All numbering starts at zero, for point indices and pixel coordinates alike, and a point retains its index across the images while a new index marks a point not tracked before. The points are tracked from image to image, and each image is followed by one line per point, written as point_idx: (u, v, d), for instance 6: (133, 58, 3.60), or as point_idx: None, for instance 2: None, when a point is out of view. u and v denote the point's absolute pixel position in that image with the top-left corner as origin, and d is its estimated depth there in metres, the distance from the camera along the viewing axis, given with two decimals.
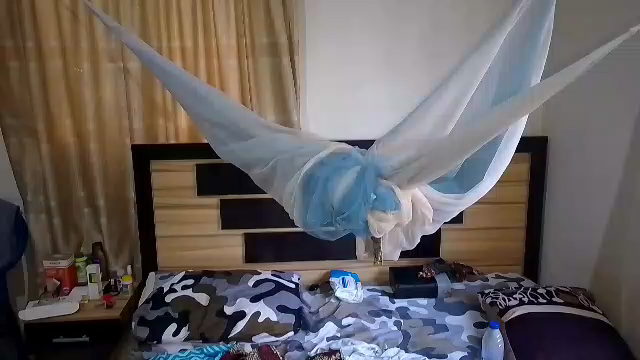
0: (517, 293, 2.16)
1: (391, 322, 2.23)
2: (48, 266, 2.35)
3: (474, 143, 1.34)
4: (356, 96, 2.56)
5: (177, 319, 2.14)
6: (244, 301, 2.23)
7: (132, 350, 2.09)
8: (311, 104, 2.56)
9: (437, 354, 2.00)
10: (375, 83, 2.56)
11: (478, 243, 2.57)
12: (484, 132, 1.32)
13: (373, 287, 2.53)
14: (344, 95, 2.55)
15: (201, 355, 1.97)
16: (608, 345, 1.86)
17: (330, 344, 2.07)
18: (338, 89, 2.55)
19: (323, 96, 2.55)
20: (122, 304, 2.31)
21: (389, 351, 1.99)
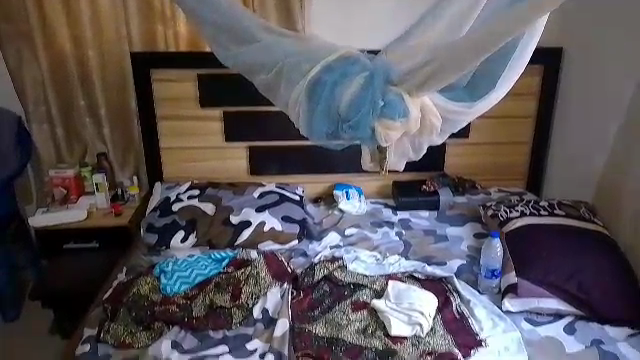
0: (519, 205, 2.20)
1: (393, 232, 2.29)
2: (54, 175, 2.39)
3: (475, 54, 1.29)
4: (361, 19, 2.45)
5: (184, 227, 2.20)
6: (249, 211, 2.27)
7: (141, 254, 2.15)
8: (316, 26, 2.45)
9: (436, 263, 2.09)
10: (374, 7, 2.43)
11: (483, 158, 2.57)
12: (485, 42, 1.26)
13: (376, 200, 2.57)
14: (350, 13, 2.44)
15: (209, 260, 2.05)
16: (603, 255, 1.91)
17: (334, 252, 2.14)
18: (342, 10, 2.43)
19: (329, 17, 2.44)
20: (129, 213, 2.36)
21: (390, 259, 2.09)
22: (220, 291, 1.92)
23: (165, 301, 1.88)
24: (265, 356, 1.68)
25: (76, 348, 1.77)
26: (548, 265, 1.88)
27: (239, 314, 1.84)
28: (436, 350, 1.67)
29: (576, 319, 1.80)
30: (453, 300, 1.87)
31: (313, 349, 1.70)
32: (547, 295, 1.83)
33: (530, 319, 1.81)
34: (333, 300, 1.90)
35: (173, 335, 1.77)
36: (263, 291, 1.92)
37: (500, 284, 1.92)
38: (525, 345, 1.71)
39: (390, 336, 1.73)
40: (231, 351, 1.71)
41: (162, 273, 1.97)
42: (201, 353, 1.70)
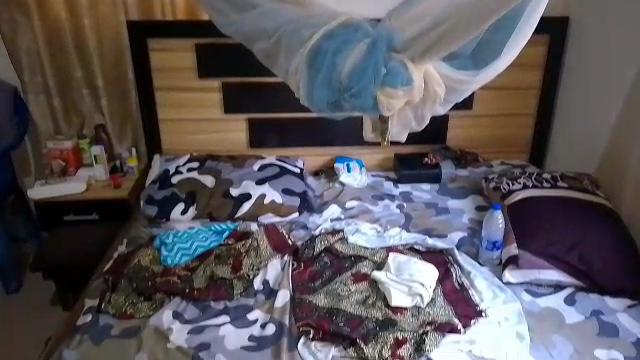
0: (522, 178, 2.18)
1: (394, 205, 2.27)
2: (52, 147, 2.37)
3: (491, 14, 1.28)
4: None
5: (184, 199, 2.18)
6: (249, 184, 2.25)
7: (141, 226, 2.14)
8: None
9: (437, 235, 2.08)
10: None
11: (485, 131, 2.54)
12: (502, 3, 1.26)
13: (377, 173, 2.55)
14: None
15: (209, 232, 2.04)
16: (605, 227, 1.90)
17: (334, 224, 2.14)
18: None
19: None
20: (129, 185, 2.34)
21: (391, 232, 2.09)
22: (220, 263, 1.92)
23: (166, 272, 1.88)
24: (266, 327, 1.70)
25: (77, 318, 1.78)
26: (550, 237, 1.87)
27: (239, 285, 1.85)
28: (436, 321, 1.68)
29: (577, 291, 1.81)
30: (453, 271, 1.87)
31: (313, 319, 1.71)
32: (548, 266, 1.82)
33: (530, 291, 1.82)
34: (333, 272, 1.90)
35: (174, 305, 1.77)
36: (264, 263, 1.92)
37: (501, 256, 1.92)
38: (524, 316, 1.71)
39: (390, 307, 1.74)
40: (232, 322, 1.72)
41: (162, 245, 1.96)
42: (202, 323, 1.71)
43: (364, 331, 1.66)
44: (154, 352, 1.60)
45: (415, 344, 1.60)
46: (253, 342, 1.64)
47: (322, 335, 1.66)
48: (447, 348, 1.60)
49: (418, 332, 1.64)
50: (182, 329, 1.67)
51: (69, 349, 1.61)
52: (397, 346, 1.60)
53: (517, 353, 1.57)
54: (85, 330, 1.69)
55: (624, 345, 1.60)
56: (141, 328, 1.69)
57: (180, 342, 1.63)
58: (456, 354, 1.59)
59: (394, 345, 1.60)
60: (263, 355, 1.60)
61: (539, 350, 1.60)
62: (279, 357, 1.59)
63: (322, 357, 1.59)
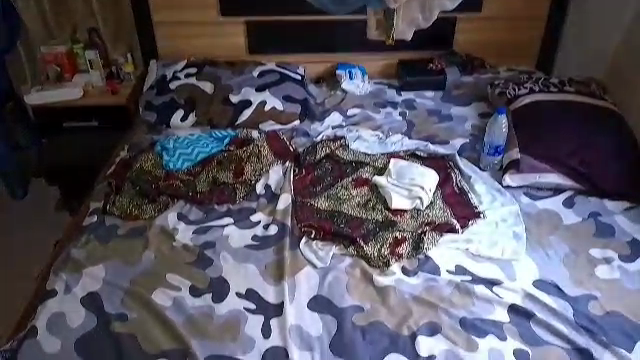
0: (528, 83, 2.15)
1: (397, 113, 2.24)
2: (46, 52, 2.32)
3: None
4: None
5: (183, 106, 2.15)
6: (249, 91, 2.19)
7: (142, 133, 2.13)
8: None
9: (439, 142, 2.07)
10: None
11: (492, 36, 2.44)
12: None
13: (379, 80, 2.48)
14: None
15: (210, 139, 2.03)
16: (610, 132, 1.88)
17: (336, 132, 2.12)
18: None
19: None
20: (126, 91, 2.29)
21: (393, 139, 2.07)
22: (222, 168, 1.93)
23: (168, 176, 1.89)
24: (268, 228, 1.74)
25: (83, 219, 1.82)
26: (552, 142, 1.87)
27: (241, 189, 1.87)
28: (435, 221, 1.72)
29: (576, 195, 1.82)
30: (454, 175, 1.88)
31: (314, 221, 1.75)
32: (549, 170, 1.83)
33: (529, 194, 1.84)
34: (334, 178, 1.91)
35: (178, 208, 1.81)
36: (266, 169, 1.93)
37: (503, 161, 1.91)
38: (522, 217, 1.74)
39: (390, 210, 1.76)
40: (235, 223, 1.76)
41: (163, 151, 1.96)
42: (206, 225, 1.75)
43: (364, 231, 1.70)
44: (160, 250, 1.65)
45: (414, 243, 1.65)
46: (256, 242, 1.69)
47: (323, 235, 1.70)
48: (444, 247, 1.65)
49: (417, 232, 1.68)
50: (186, 230, 1.72)
51: (77, 248, 1.66)
52: (396, 245, 1.65)
53: (512, 251, 1.62)
54: (91, 230, 1.73)
55: (618, 244, 1.64)
56: (146, 229, 1.73)
57: (185, 241, 1.68)
58: (453, 253, 1.64)
59: (393, 244, 1.65)
60: (265, 254, 1.65)
61: (534, 249, 1.64)
62: (282, 255, 1.64)
63: (323, 255, 1.64)
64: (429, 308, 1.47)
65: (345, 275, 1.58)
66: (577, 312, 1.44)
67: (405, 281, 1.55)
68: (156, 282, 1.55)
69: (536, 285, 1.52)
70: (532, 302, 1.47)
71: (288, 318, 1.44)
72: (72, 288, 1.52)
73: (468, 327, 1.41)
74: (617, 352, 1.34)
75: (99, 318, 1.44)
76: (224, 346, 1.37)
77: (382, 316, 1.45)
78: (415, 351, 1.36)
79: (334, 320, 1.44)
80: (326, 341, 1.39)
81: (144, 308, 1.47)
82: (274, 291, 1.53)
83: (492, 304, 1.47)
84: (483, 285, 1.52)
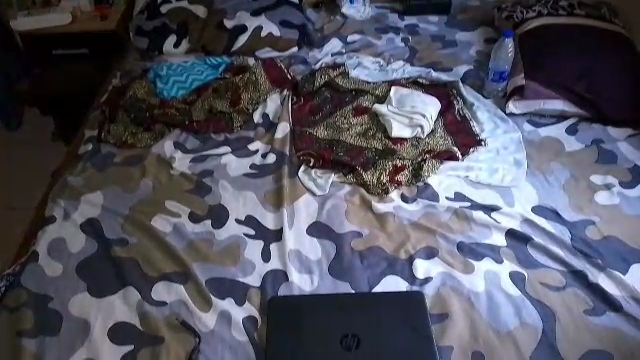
0: (537, 7, 2.06)
1: (399, 40, 2.15)
2: None
3: None
4: None
5: (176, 31, 2.08)
6: (244, 16, 2.08)
7: (134, 61, 2.07)
8: None
9: (442, 69, 2.00)
10: None
11: None
12: None
13: (381, 5, 2.36)
14: None
15: (205, 67, 1.96)
16: (618, 57, 1.82)
17: (335, 59, 2.04)
18: None
19: None
20: (116, 17, 2.20)
21: (394, 66, 2.00)
22: (218, 97, 1.88)
23: (163, 105, 1.85)
24: (267, 157, 1.72)
25: (78, 148, 1.79)
26: (557, 67, 1.81)
27: (239, 118, 1.83)
28: (435, 150, 1.70)
29: (580, 122, 1.79)
30: (456, 103, 1.84)
31: (313, 150, 1.72)
32: (554, 96, 1.78)
33: (532, 121, 1.80)
34: (334, 106, 1.87)
35: (174, 137, 1.78)
36: (263, 98, 1.88)
37: (507, 87, 1.87)
38: (524, 145, 1.72)
39: (390, 138, 1.74)
40: (233, 152, 1.74)
41: (157, 78, 1.90)
42: (203, 153, 1.73)
43: (364, 160, 1.68)
44: (158, 178, 1.64)
45: (414, 171, 1.64)
46: (254, 170, 1.68)
47: (322, 164, 1.69)
48: (444, 174, 1.64)
49: (417, 160, 1.67)
50: (184, 158, 1.70)
51: (74, 176, 1.66)
52: (395, 173, 1.64)
53: (512, 179, 1.61)
54: (87, 159, 1.72)
55: (619, 171, 1.63)
56: (143, 157, 1.72)
57: (182, 169, 1.67)
58: (453, 180, 1.63)
59: (392, 172, 1.64)
60: (264, 182, 1.64)
61: (534, 176, 1.63)
62: (281, 182, 1.63)
63: (322, 183, 1.63)
64: (427, 233, 1.48)
65: (344, 202, 1.58)
66: (574, 237, 1.46)
67: (404, 208, 1.56)
68: (155, 208, 1.55)
69: (534, 211, 1.53)
70: (530, 228, 1.48)
71: (287, 244, 1.45)
72: (71, 214, 1.53)
73: (465, 251, 1.44)
74: (611, 274, 1.36)
75: (100, 243, 1.46)
76: (225, 269, 1.39)
77: (381, 241, 1.47)
78: (412, 274, 1.38)
79: (333, 245, 1.46)
80: (325, 264, 1.41)
81: (144, 234, 1.48)
82: (273, 217, 1.53)
83: (490, 229, 1.48)
84: (482, 211, 1.53)
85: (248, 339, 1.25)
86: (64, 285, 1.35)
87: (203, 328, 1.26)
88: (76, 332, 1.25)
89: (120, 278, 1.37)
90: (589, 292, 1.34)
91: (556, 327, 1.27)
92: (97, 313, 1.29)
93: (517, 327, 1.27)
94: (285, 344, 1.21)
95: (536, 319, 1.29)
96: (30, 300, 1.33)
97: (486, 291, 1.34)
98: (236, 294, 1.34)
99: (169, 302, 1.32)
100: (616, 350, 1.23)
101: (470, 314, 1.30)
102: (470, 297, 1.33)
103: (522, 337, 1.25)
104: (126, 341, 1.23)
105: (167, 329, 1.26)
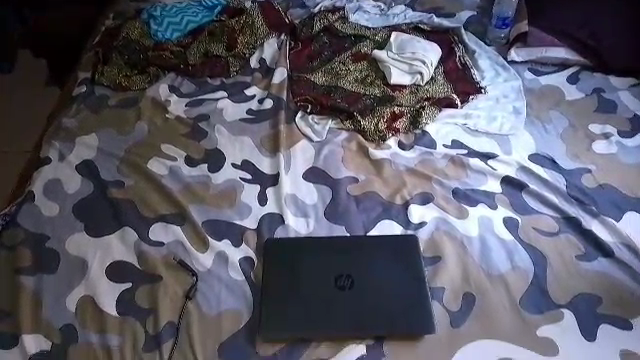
0: None
1: None
2: None
3: None
4: None
5: None
6: None
7: (127, 1, 2.01)
8: None
9: (444, 15, 1.94)
10: None
11: None
12: None
13: None
14: None
15: (201, 9, 1.90)
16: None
17: (335, 3, 1.98)
18: None
19: None
20: None
21: (395, 11, 1.95)
22: (215, 40, 1.84)
23: (157, 47, 1.81)
24: (264, 102, 1.70)
25: (72, 90, 1.77)
26: (559, 13, 1.77)
27: (235, 63, 1.79)
28: (434, 97, 1.68)
29: (581, 71, 1.76)
30: (457, 51, 1.81)
31: (311, 95, 1.70)
32: (557, 44, 1.76)
33: (533, 70, 1.78)
34: (333, 51, 1.82)
35: (170, 81, 1.75)
36: (260, 42, 1.84)
37: (509, 35, 1.83)
38: (524, 93, 1.70)
39: (389, 85, 1.71)
40: (229, 97, 1.71)
41: (151, 20, 1.85)
42: (199, 97, 1.70)
43: (362, 106, 1.66)
44: (153, 121, 1.63)
45: (412, 117, 1.63)
46: (251, 115, 1.66)
47: (320, 110, 1.67)
48: (443, 122, 1.63)
49: (415, 107, 1.65)
50: (179, 102, 1.68)
51: (68, 118, 1.64)
52: (393, 120, 1.62)
53: (510, 127, 1.61)
54: (81, 101, 1.70)
55: (618, 120, 1.62)
56: (139, 100, 1.70)
57: (178, 113, 1.65)
58: (451, 127, 1.62)
59: (390, 119, 1.63)
60: (261, 127, 1.63)
61: (533, 125, 1.62)
62: (278, 127, 1.62)
63: (319, 129, 1.62)
64: (424, 180, 1.49)
65: (341, 148, 1.57)
66: (570, 184, 1.46)
67: (401, 154, 1.56)
68: (152, 151, 1.55)
69: (531, 158, 1.53)
70: (526, 175, 1.49)
71: (284, 188, 1.46)
72: (66, 155, 1.53)
73: (460, 197, 1.45)
74: (605, 220, 1.38)
75: (96, 185, 1.46)
76: (221, 211, 1.40)
77: (377, 187, 1.47)
78: (407, 218, 1.40)
79: (329, 189, 1.46)
80: (321, 208, 1.42)
81: (141, 176, 1.48)
82: (270, 162, 1.53)
83: (486, 176, 1.49)
84: (478, 159, 1.53)
85: (245, 278, 1.27)
86: (61, 225, 1.37)
87: (200, 267, 1.28)
88: (75, 269, 1.27)
89: (117, 219, 1.38)
90: (581, 237, 1.36)
91: (547, 271, 1.31)
92: (94, 252, 1.30)
93: (509, 270, 1.30)
94: (281, 283, 1.23)
95: (528, 262, 1.32)
96: (28, 239, 1.34)
97: (480, 236, 1.37)
98: (233, 235, 1.36)
99: (167, 242, 1.33)
100: (604, 293, 1.26)
101: (463, 257, 1.32)
102: (463, 241, 1.35)
103: (513, 280, 1.29)
104: (125, 279, 1.26)
105: (164, 268, 1.28)
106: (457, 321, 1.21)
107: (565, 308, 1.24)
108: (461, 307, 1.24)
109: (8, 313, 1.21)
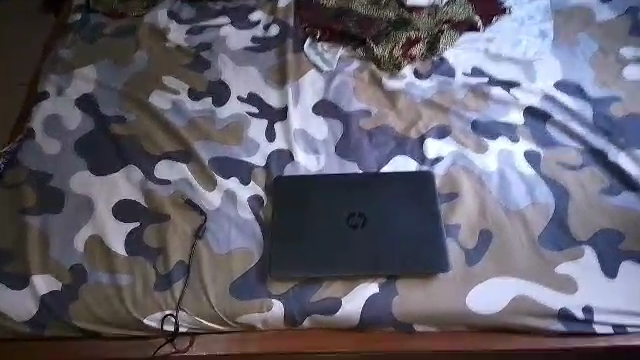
0: None
1: None
2: None
3: None
4: None
5: None
6: None
7: None
8: None
9: None
10: None
11: None
12: None
13: None
14: None
15: None
16: None
17: None
18: None
19: None
20: None
21: None
22: None
23: None
24: (269, 29, 1.59)
25: (67, 18, 1.68)
26: None
27: None
28: (454, 19, 1.57)
29: None
30: None
31: (320, 20, 1.57)
32: None
33: None
34: None
35: (168, 6, 1.65)
36: None
37: None
38: (551, 15, 1.58)
39: (406, 8, 1.61)
40: (233, 24, 1.60)
41: None
42: (201, 24, 1.60)
43: (376, 32, 1.55)
44: (153, 52, 1.54)
45: (429, 44, 1.53)
46: (256, 44, 1.55)
47: (330, 37, 1.55)
48: (463, 47, 1.52)
49: (433, 32, 1.55)
50: (179, 30, 1.58)
51: (64, 49, 1.57)
52: (410, 46, 1.51)
53: (536, 52, 1.49)
54: (77, 30, 1.62)
55: None
56: (136, 28, 1.61)
57: (178, 42, 1.56)
58: (471, 53, 1.51)
59: (407, 45, 1.52)
60: (266, 56, 1.52)
61: (560, 50, 1.50)
62: (285, 57, 1.52)
63: (329, 58, 1.51)
64: (440, 112, 1.40)
65: (352, 78, 1.47)
66: (597, 115, 1.38)
67: (417, 84, 1.46)
68: (152, 84, 1.47)
69: (557, 87, 1.43)
70: (550, 104, 1.40)
71: (292, 123, 1.38)
72: (64, 90, 1.46)
73: (479, 130, 1.37)
74: (632, 153, 1.31)
75: (96, 121, 1.41)
76: (227, 148, 1.34)
77: (391, 120, 1.39)
78: (422, 154, 1.33)
79: (340, 124, 1.38)
80: (332, 144, 1.35)
81: (143, 111, 1.42)
82: (277, 95, 1.45)
83: (508, 107, 1.41)
84: (500, 87, 1.44)
85: (254, 217, 1.23)
86: (63, 163, 1.32)
87: (208, 206, 1.24)
88: (81, 208, 1.25)
89: (121, 156, 1.33)
90: (606, 170, 1.30)
91: (568, 207, 1.25)
92: (99, 191, 1.27)
93: (528, 206, 1.25)
94: (291, 222, 1.20)
95: (549, 198, 1.26)
96: (30, 178, 1.31)
97: (499, 171, 1.30)
98: (241, 173, 1.30)
99: (173, 180, 1.29)
100: (627, 229, 1.21)
101: (481, 193, 1.27)
102: (482, 176, 1.29)
103: (532, 216, 1.23)
104: (132, 219, 1.23)
105: (172, 207, 1.24)
106: (472, 259, 1.17)
107: (586, 245, 1.20)
108: (477, 245, 1.19)
109: (16, 253, 1.20)
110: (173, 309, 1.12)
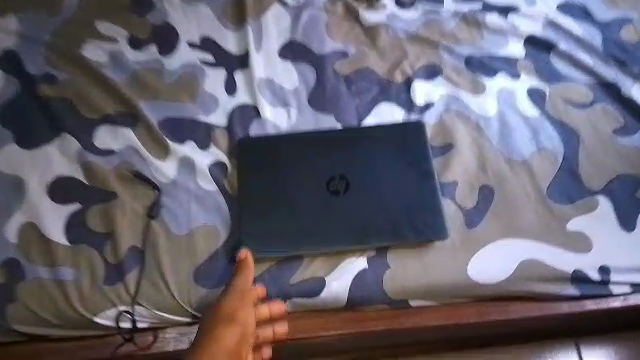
0: None
1: None
2: None
3: None
4: None
5: None
6: None
7: None
8: None
9: None
10: None
11: None
12: None
13: None
14: None
15: None
16: None
17: None
18: None
19: None
20: None
21: None
22: None
23: None
24: None
25: None
26: None
27: None
28: None
29: None
30: None
31: None
32: None
33: None
34: None
35: None
36: None
37: None
38: None
39: None
40: None
41: None
42: None
43: None
44: None
45: None
46: None
47: None
48: None
49: None
50: None
51: None
52: None
53: None
54: None
55: None
56: None
57: None
58: None
59: None
60: None
61: None
62: None
63: None
64: (428, 48, 1.20)
65: (323, 13, 1.24)
66: (607, 41, 1.19)
67: (400, 16, 1.24)
68: (85, 33, 1.22)
69: (560, 10, 1.24)
70: (554, 31, 1.21)
71: (256, 71, 1.17)
72: None
73: (474, 67, 1.18)
74: None
75: (20, 82, 1.17)
76: (180, 106, 1.13)
77: (372, 61, 1.19)
78: (410, 100, 1.14)
79: (312, 69, 1.17)
80: (304, 94, 1.15)
81: (76, 67, 1.19)
82: (236, 39, 1.22)
83: (505, 37, 1.21)
84: (496, 14, 1.23)
85: (217, 188, 1.04)
86: None
87: (162, 179, 1.05)
88: (9, 190, 1.05)
89: (53, 123, 1.12)
90: (619, 106, 1.13)
91: (578, 152, 1.09)
92: (30, 169, 1.06)
93: (534, 154, 1.08)
94: (261, 192, 1.03)
95: (556, 143, 1.09)
96: None
97: (499, 115, 1.12)
98: (198, 135, 1.10)
99: (118, 150, 1.09)
100: None
101: (479, 143, 1.09)
102: (479, 122, 1.11)
103: (539, 166, 1.07)
104: (71, 200, 1.04)
105: (118, 183, 1.05)
106: (472, 222, 1.02)
107: (600, 195, 1.05)
108: (477, 204, 1.04)
109: None
110: (128, 305, 0.95)
